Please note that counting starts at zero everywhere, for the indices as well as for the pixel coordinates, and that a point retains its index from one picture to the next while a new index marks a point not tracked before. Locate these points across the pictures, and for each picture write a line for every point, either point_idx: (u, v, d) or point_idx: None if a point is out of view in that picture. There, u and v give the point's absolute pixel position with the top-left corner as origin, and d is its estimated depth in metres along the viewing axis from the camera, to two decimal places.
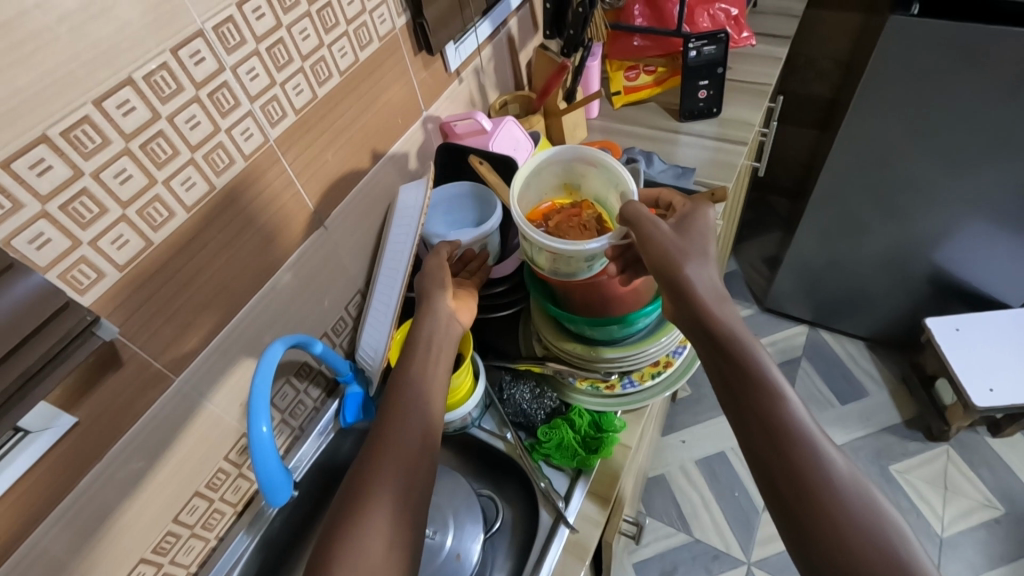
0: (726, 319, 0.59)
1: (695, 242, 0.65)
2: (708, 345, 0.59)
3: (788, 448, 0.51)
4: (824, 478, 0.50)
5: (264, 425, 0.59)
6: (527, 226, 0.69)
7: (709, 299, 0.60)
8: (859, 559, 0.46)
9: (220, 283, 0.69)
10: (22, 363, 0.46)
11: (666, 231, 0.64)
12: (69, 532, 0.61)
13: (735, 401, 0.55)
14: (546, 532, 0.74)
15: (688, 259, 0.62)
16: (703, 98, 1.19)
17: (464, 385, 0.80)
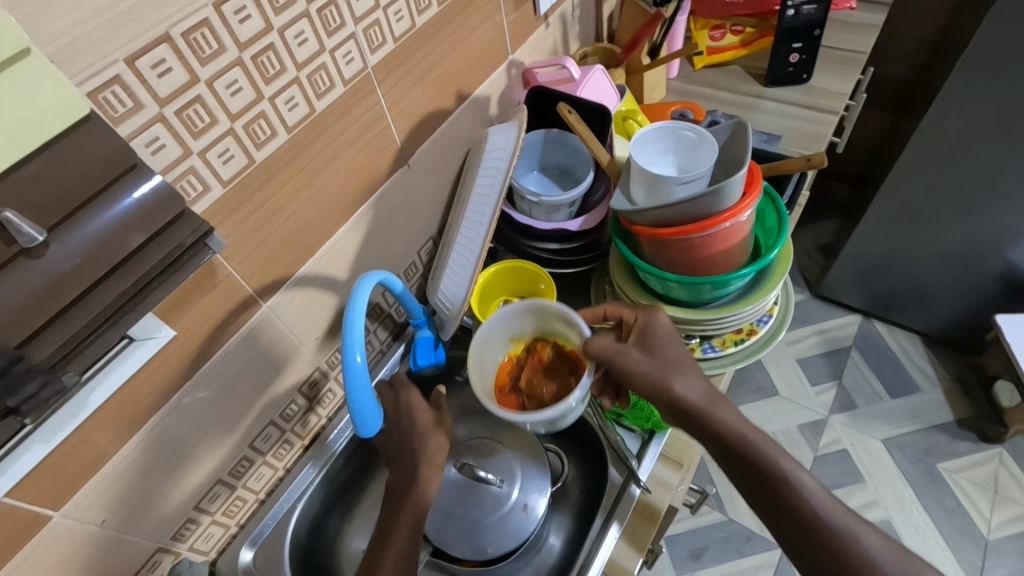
0: (728, 419, 0.61)
1: (668, 355, 0.65)
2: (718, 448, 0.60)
3: (827, 539, 0.54)
4: (865, 559, 0.53)
5: (358, 355, 0.59)
6: (503, 412, 0.67)
7: (704, 405, 0.61)
8: None
9: (307, 214, 0.66)
10: (139, 271, 0.45)
11: (634, 355, 0.65)
12: (153, 448, 0.61)
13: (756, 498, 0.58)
14: (616, 491, 0.74)
15: (674, 375, 0.63)
16: (794, 63, 1.13)
17: (539, 338, 0.77)
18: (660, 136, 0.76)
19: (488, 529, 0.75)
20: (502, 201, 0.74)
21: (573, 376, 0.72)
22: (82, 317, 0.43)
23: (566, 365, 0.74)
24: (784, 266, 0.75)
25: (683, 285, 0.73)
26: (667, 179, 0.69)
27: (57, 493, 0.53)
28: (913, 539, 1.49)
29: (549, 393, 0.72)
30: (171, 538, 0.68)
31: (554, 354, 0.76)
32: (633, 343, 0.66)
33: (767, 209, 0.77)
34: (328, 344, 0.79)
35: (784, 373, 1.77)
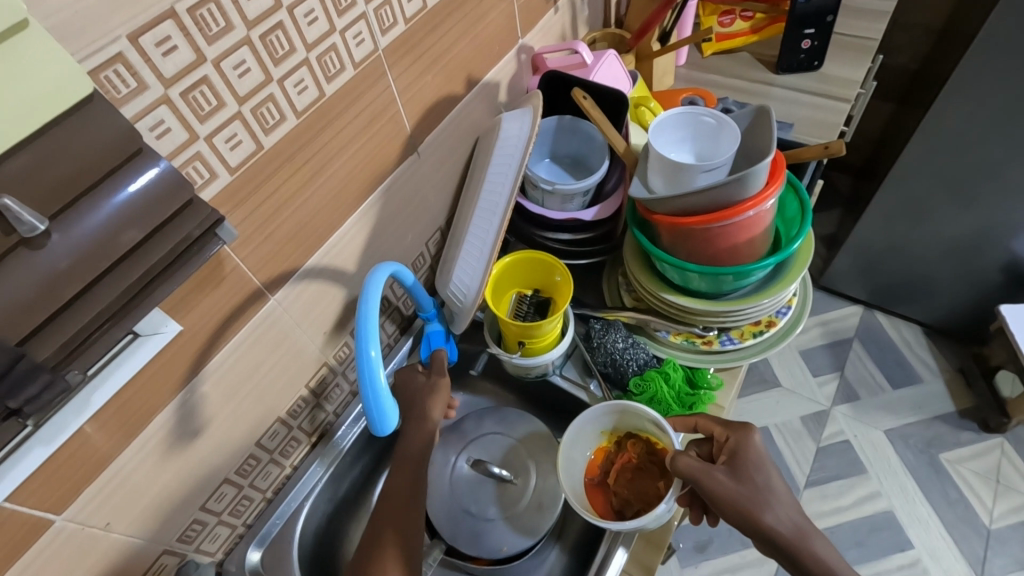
0: (824, 551, 0.57)
1: (757, 481, 0.61)
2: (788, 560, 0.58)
3: None
4: None
5: (372, 349, 0.56)
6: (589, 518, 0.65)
7: (796, 539, 0.58)
8: None
9: (314, 204, 0.64)
10: (145, 261, 0.43)
11: (722, 479, 0.61)
12: (157, 447, 0.58)
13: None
14: None
15: (763, 506, 0.59)
16: (806, 49, 1.10)
17: (551, 333, 0.74)
18: (678, 123, 0.73)
19: (501, 527, 0.74)
20: (516, 191, 0.72)
21: (662, 482, 0.69)
22: (89, 309, 0.40)
23: (657, 468, 0.70)
24: (805, 257, 0.73)
25: (705, 277, 0.71)
26: (689, 166, 0.66)
27: (61, 496, 0.51)
28: (916, 530, 1.49)
29: (636, 497, 0.69)
30: (177, 540, 0.66)
31: (644, 453, 0.72)
32: (726, 470, 0.61)
33: (788, 198, 0.75)
34: (336, 339, 0.76)
35: (787, 365, 1.77)
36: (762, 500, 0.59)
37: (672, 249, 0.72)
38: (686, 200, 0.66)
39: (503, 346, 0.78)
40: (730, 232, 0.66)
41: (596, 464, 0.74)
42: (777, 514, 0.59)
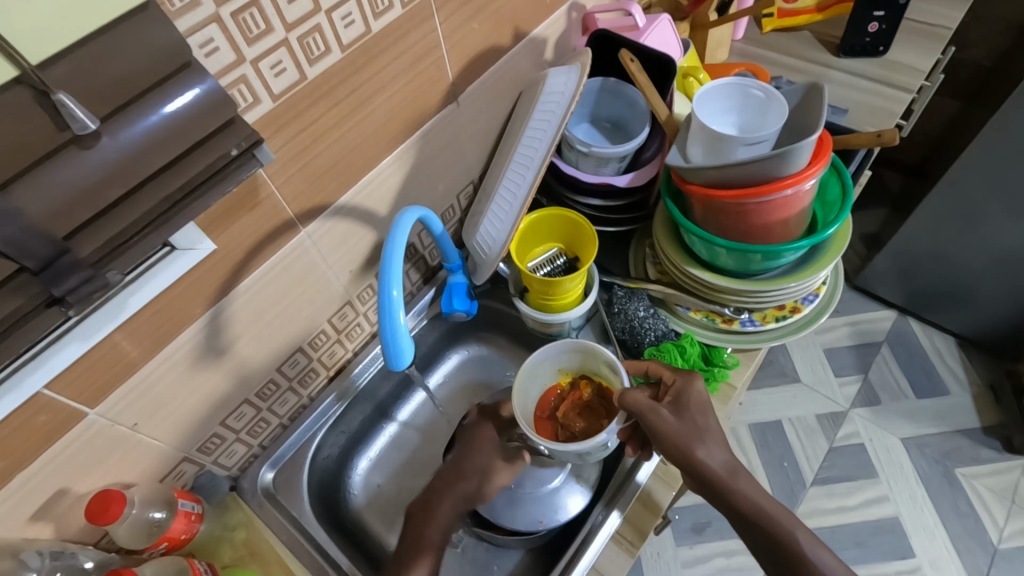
0: (750, 490, 0.58)
1: (698, 422, 0.62)
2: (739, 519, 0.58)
3: None
4: None
5: (394, 289, 0.58)
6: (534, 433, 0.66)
7: (725, 475, 0.59)
8: None
9: (350, 142, 0.64)
10: (183, 174, 0.44)
11: (661, 412, 0.62)
12: (186, 360, 0.61)
13: (774, 564, 0.56)
14: None
15: (698, 442, 0.60)
16: (872, 32, 1.04)
17: (573, 292, 0.76)
18: (726, 94, 0.71)
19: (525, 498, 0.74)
20: (553, 149, 0.71)
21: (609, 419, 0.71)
22: (130, 214, 0.42)
23: (605, 407, 0.72)
24: (841, 244, 0.71)
25: (734, 254, 0.70)
26: (729, 137, 0.65)
27: (94, 392, 0.54)
28: (920, 539, 1.47)
29: (581, 430, 0.71)
30: (197, 450, 0.69)
31: (596, 393, 0.74)
32: (665, 407, 0.63)
33: (830, 180, 0.72)
34: (362, 278, 0.78)
35: (809, 361, 1.74)
36: (716, 456, 0.60)
37: (703, 223, 0.71)
38: (724, 172, 0.65)
39: (525, 300, 0.79)
40: (762, 209, 0.65)
41: (547, 399, 0.76)
42: (731, 469, 0.59)
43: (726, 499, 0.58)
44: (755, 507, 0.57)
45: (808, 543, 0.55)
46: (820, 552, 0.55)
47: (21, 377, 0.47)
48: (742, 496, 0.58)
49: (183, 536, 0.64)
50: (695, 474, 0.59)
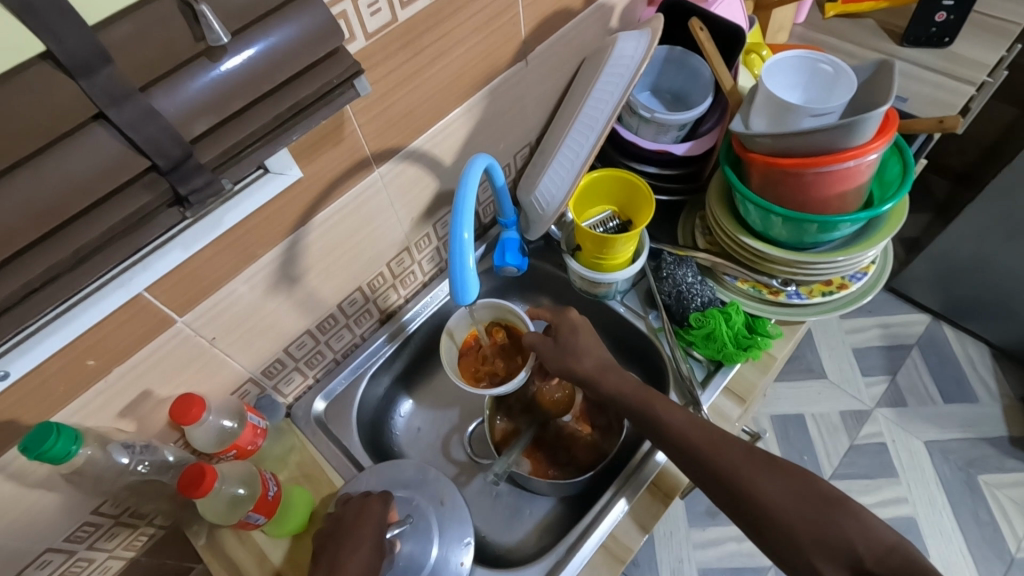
0: (615, 385, 0.70)
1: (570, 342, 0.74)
2: (687, 460, 0.62)
3: (730, 481, 0.58)
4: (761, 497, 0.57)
5: (465, 232, 0.60)
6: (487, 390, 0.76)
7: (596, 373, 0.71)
8: (791, 526, 0.55)
9: (427, 89, 0.67)
10: (293, 96, 0.48)
11: (546, 341, 0.75)
12: (261, 285, 0.65)
13: (720, 494, 0.59)
14: None
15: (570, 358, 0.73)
16: (938, 23, 1.03)
17: (624, 255, 0.78)
18: (793, 67, 0.73)
19: (442, 546, 0.68)
20: (618, 111, 0.73)
21: (520, 359, 0.84)
22: (245, 127, 0.46)
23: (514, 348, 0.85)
24: (897, 221, 0.72)
25: (787, 224, 0.71)
26: (796, 108, 0.66)
27: (185, 301, 0.58)
28: (936, 541, 1.47)
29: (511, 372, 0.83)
30: (261, 373, 0.74)
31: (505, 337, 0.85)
32: (550, 338, 0.76)
33: (890, 159, 0.73)
34: (422, 226, 0.82)
35: (837, 359, 1.73)
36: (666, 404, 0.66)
37: (759, 191, 0.73)
38: (784, 141, 0.67)
39: (576, 258, 0.82)
40: (819, 180, 0.66)
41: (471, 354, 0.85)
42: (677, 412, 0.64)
43: (673, 440, 0.63)
44: (695, 446, 0.61)
45: (749, 470, 0.58)
46: (759, 477, 0.58)
47: (131, 275, 0.51)
48: (679, 433, 0.63)
49: (249, 446, 0.69)
50: (643, 416, 0.66)
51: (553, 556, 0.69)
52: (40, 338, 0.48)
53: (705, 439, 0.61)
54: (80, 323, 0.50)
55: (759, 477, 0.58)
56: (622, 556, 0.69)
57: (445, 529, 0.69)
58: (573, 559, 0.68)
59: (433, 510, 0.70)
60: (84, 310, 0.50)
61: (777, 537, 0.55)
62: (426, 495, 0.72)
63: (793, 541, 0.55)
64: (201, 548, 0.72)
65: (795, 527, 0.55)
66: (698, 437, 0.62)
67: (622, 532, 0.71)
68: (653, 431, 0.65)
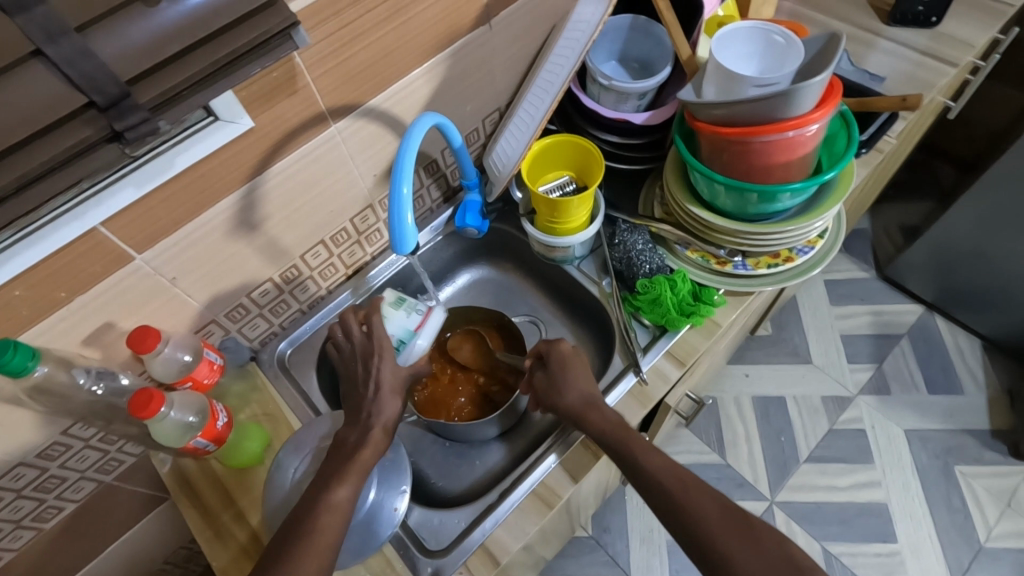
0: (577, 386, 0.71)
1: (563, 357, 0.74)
2: (695, 547, 0.58)
3: (655, 476, 0.62)
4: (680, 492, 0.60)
5: (404, 186, 0.62)
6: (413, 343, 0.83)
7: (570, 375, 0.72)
8: (703, 519, 0.58)
9: (382, 47, 0.69)
10: (234, 41, 0.50)
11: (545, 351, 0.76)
12: (220, 231, 0.69)
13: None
14: (616, 373, 0.79)
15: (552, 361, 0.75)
16: (927, 1, 1.01)
17: (579, 219, 0.81)
18: (749, 37, 0.73)
19: (377, 490, 0.72)
20: (572, 76, 0.75)
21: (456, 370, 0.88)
22: (186, 69, 0.49)
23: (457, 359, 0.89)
24: (843, 192, 0.74)
25: (732, 194, 0.73)
26: (742, 77, 0.68)
27: (143, 239, 0.62)
28: (906, 525, 1.49)
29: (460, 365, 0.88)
30: (225, 316, 0.79)
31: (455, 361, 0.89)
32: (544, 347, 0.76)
33: (839, 132, 0.74)
34: (385, 184, 0.85)
35: (823, 344, 1.74)
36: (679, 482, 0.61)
37: (708, 161, 0.74)
38: (730, 110, 0.67)
39: (533, 222, 0.85)
40: (760, 151, 0.68)
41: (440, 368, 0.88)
42: (699, 504, 0.58)
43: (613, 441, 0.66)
44: (672, 484, 0.61)
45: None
46: (682, 492, 0.60)
47: (87, 209, 0.56)
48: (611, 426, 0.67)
49: (206, 380, 0.74)
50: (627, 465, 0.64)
51: (485, 501, 0.73)
52: (1, 261, 0.53)
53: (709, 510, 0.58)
54: (39, 249, 0.54)
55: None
56: (550, 501, 0.72)
57: (383, 477, 0.73)
58: (503, 504, 0.72)
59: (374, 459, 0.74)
60: (41, 239, 0.54)
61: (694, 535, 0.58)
62: None
63: (710, 545, 0.57)
64: (190, 516, 0.75)
65: (709, 522, 0.58)
66: (740, 548, 0.56)
67: (553, 480, 0.74)
68: (623, 463, 0.65)
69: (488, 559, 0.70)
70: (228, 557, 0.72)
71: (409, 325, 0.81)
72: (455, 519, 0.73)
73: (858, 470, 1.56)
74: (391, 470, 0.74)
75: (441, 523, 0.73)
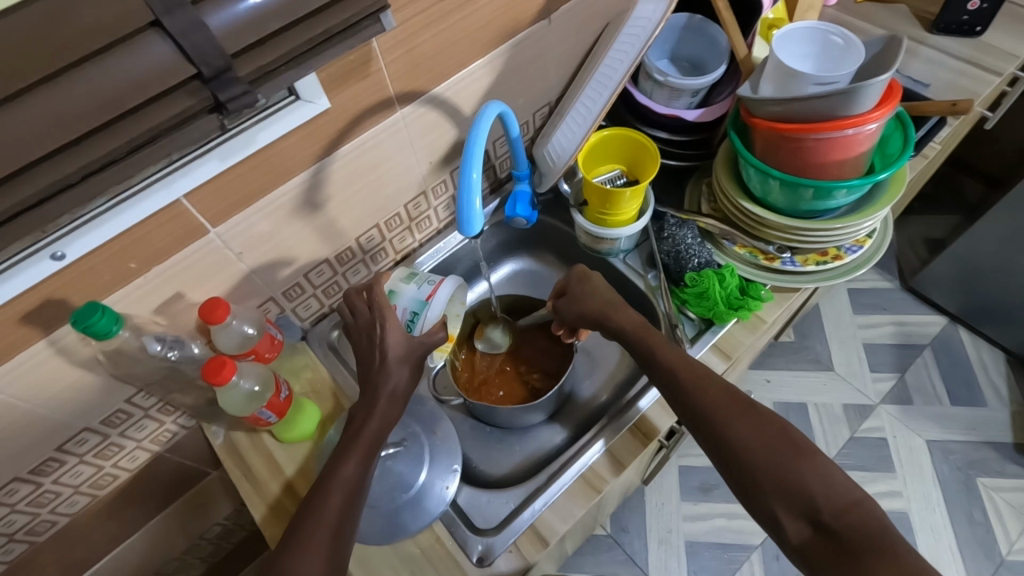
0: (623, 321, 0.73)
1: (590, 294, 0.78)
2: (731, 465, 0.60)
3: (698, 398, 0.64)
4: (720, 413, 0.62)
5: (474, 171, 0.64)
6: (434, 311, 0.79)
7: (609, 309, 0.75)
8: (741, 442, 0.60)
9: (451, 36, 0.71)
10: (326, 22, 0.52)
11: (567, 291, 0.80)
12: (286, 209, 0.71)
13: (731, 482, 0.60)
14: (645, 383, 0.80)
15: (579, 296, 0.78)
16: (971, 11, 1.02)
17: (629, 212, 0.82)
18: (808, 37, 0.75)
19: (429, 468, 0.74)
20: (632, 70, 0.77)
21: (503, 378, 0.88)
22: (281, 47, 0.51)
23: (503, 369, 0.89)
24: (896, 193, 0.75)
25: (786, 190, 0.74)
26: (802, 76, 0.69)
27: (218, 213, 0.64)
28: (926, 537, 1.48)
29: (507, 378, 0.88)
30: (281, 294, 0.81)
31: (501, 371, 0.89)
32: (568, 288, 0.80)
33: (894, 135, 0.76)
34: (439, 172, 0.87)
35: (846, 352, 1.74)
36: (693, 374, 0.66)
37: (761, 157, 0.76)
38: (788, 107, 0.69)
39: (583, 213, 0.86)
40: (816, 147, 0.69)
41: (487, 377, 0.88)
42: (738, 428, 0.60)
43: (658, 369, 0.68)
44: (712, 407, 0.62)
45: (780, 459, 0.58)
46: (724, 412, 0.62)
47: (173, 180, 0.58)
48: (655, 355, 0.69)
49: (267, 354, 0.76)
50: (671, 388, 0.66)
51: (534, 483, 0.75)
52: (93, 226, 0.55)
53: (749, 432, 0.60)
54: (127, 216, 0.56)
55: (799, 469, 0.57)
56: (598, 486, 0.74)
57: (435, 456, 0.75)
58: (552, 487, 0.73)
59: (426, 438, 0.76)
60: (129, 207, 0.56)
61: (732, 460, 0.60)
62: (421, 424, 0.78)
63: (748, 470, 0.59)
64: (235, 481, 0.78)
65: (747, 446, 0.59)
66: (775, 471, 0.57)
67: (600, 466, 0.75)
68: (665, 385, 0.67)
69: (536, 540, 0.71)
70: (265, 510, 0.75)
71: (420, 295, 0.80)
72: (502, 500, 0.75)
73: (879, 479, 1.56)
74: (443, 450, 0.76)
75: (489, 503, 0.75)
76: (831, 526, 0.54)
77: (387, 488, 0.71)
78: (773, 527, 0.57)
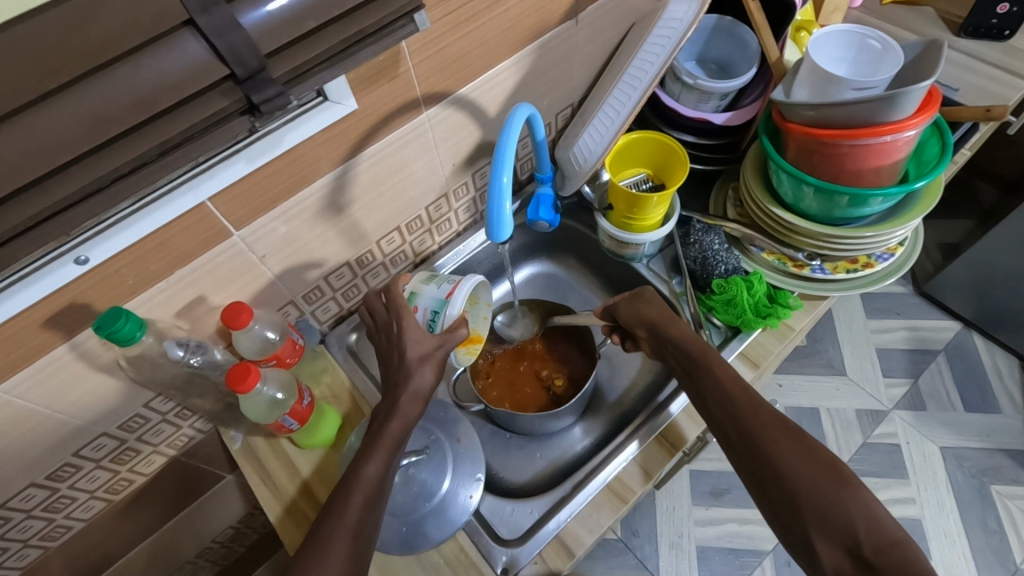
0: (677, 333, 0.72)
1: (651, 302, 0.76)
2: (771, 489, 0.58)
3: (745, 417, 0.61)
4: (765, 435, 0.60)
5: (504, 175, 0.62)
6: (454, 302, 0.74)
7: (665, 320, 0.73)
8: (786, 467, 0.57)
9: (479, 37, 0.70)
10: (360, 22, 0.51)
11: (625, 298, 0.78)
12: (308, 212, 0.70)
13: (768, 504, 0.58)
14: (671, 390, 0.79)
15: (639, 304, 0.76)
16: (999, 15, 1.01)
17: (654, 217, 0.81)
18: (843, 41, 0.73)
19: (451, 476, 0.72)
20: (662, 73, 0.75)
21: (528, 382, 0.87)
22: (314, 47, 0.49)
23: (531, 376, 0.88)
24: (931, 200, 0.73)
25: (819, 196, 0.73)
26: (840, 80, 0.68)
27: (242, 216, 0.63)
28: (940, 545, 1.47)
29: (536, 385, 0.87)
30: (301, 297, 0.79)
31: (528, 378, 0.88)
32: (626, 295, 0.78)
33: (930, 140, 0.74)
34: (461, 173, 0.86)
35: (859, 356, 1.72)
36: (743, 391, 0.63)
37: (794, 162, 0.74)
38: (824, 112, 0.68)
39: (607, 218, 0.85)
40: (851, 154, 0.68)
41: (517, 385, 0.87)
42: (784, 451, 0.58)
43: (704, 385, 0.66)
44: (760, 427, 0.60)
45: (827, 487, 0.55)
46: (770, 433, 0.60)
47: (200, 182, 0.57)
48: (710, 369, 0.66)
49: (288, 359, 0.74)
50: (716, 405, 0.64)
51: (559, 492, 0.73)
52: (119, 228, 0.54)
53: (794, 456, 0.57)
54: (153, 219, 0.55)
55: (846, 503, 0.54)
56: (624, 496, 0.72)
57: (458, 464, 0.74)
58: (578, 497, 0.72)
59: (449, 446, 0.75)
60: (155, 209, 0.55)
61: (774, 484, 0.57)
62: (443, 431, 0.76)
63: (789, 496, 0.56)
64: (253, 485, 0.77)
65: (790, 471, 0.57)
66: (820, 499, 0.55)
67: (626, 475, 0.74)
68: (712, 403, 0.65)
69: (563, 551, 0.70)
70: (280, 510, 0.74)
71: (439, 294, 0.75)
72: (527, 509, 0.73)
73: (892, 485, 1.54)
74: (467, 458, 0.74)
75: (514, 512, 0.73)
76: (873, 563, 0.51)
77: (410, 497, 0.70)
78: (807, 555, 0.55)
